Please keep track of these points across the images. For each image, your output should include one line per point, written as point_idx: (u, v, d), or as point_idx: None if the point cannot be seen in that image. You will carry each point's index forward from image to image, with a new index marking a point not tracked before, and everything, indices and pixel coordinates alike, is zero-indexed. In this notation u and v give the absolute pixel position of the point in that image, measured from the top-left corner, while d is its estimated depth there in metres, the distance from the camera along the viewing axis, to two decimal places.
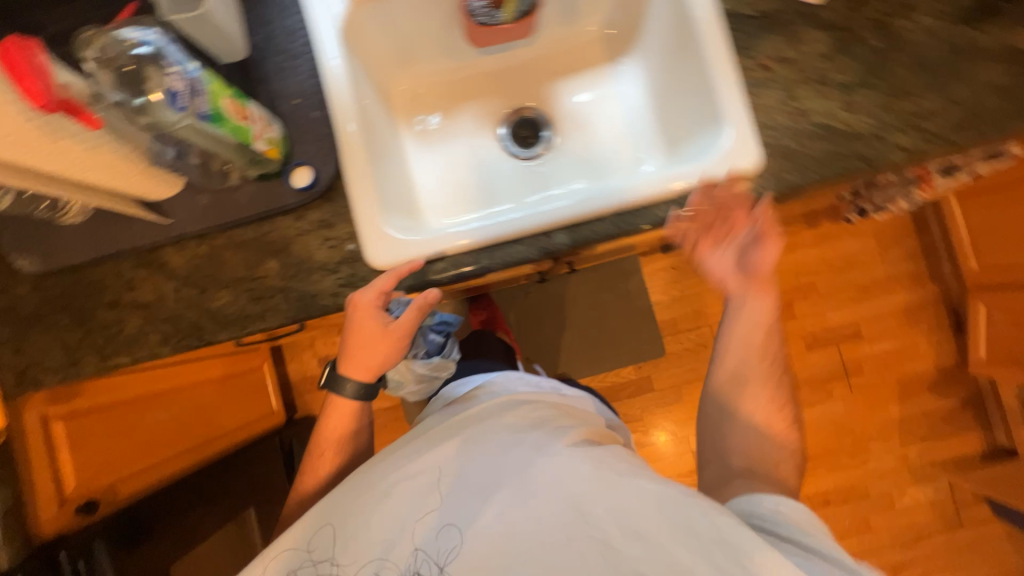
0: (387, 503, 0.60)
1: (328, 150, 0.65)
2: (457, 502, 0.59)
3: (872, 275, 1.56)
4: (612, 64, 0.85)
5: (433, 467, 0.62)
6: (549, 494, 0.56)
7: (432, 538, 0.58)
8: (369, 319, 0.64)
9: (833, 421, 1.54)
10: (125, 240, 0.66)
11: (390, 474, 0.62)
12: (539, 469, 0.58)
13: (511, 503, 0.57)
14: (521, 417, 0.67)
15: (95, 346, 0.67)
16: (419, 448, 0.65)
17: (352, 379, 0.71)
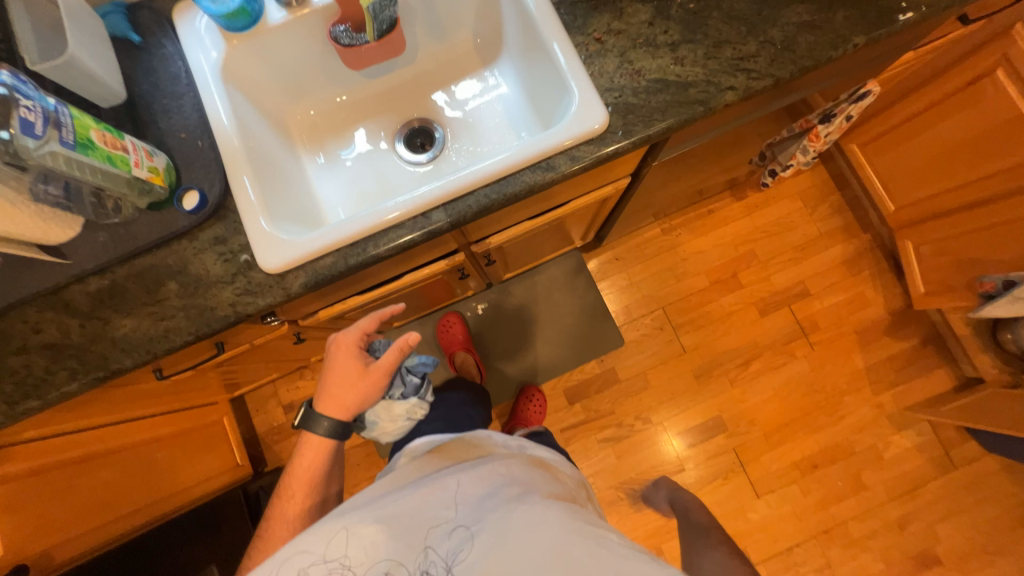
0: (374, 535, 0.61)
1: (214, 172, 0.71)
2: (441, 542, 0.61)
3: (806, 233, 1.62)
4: (487, 68, 0.93)
5: (421, 507, 0.65)
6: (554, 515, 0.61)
7: (444, 540, 0.61)
8: (351, 353, 0.81)
9: (802, 382, 1.54)
10: (28, 285, 0.69)
11: (382, 508, 0.64)
12: (522, 510, 0.62)
13: (523, 512, 0.61)
14: (505, 475, 0.72)
15: (5, 394, 0.68)
16: (409, 490, 0.68)
17: (329, 416, 0.78)
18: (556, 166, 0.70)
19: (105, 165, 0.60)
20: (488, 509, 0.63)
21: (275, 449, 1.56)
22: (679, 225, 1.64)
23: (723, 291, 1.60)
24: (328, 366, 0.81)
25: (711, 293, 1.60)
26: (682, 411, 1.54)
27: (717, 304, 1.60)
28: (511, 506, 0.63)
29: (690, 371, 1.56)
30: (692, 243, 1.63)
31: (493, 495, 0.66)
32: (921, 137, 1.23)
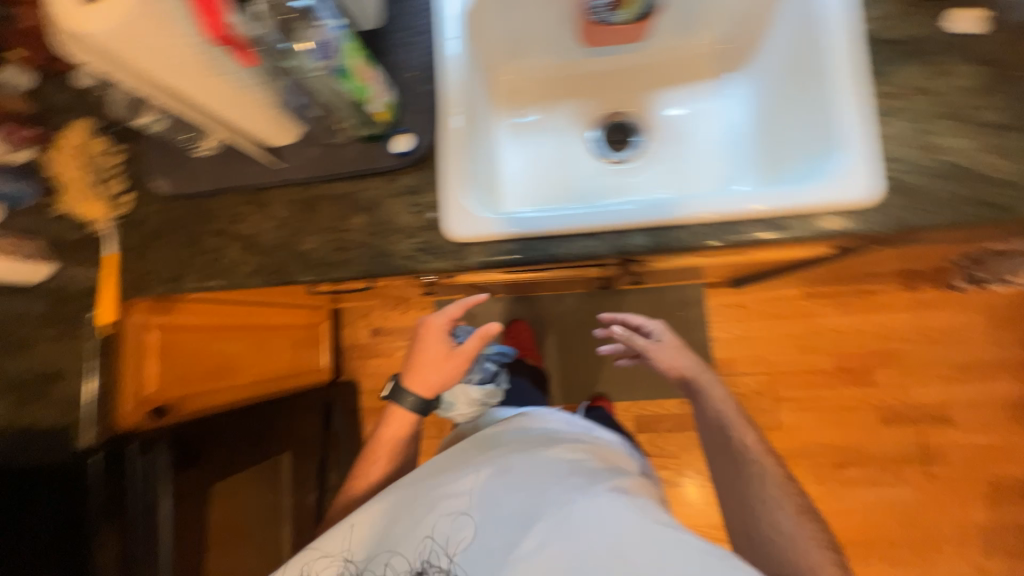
0: (427, 524, 0.69)
1: (430, 121, 0.69)
2: (496, 527, 0.67)
3: (974, 354, 1.39)
4: (720, 80, 0.83)
5: (474, 494, 0.70)
6: (584, 526, 0.62)
7: (469, 537, 0.67)
8: (437, 340, 0.85)
9: (899, 509, 1.37)
10: (243, 177, 0.73)
11: (431, 498, 0.71)
12: (572, 505, 0.64)
13: (552, 522, 0.63)
14: (557, 457, 0.74)
15: (198, 267, 0.74)
16: (459, 475, 0.73)
17: (413, 392, 0.87)
18: (791, 228, 0.61)
19: (352, 95, 0.60)
20: (540, 499, 0.67)
21: (352, 363, 1.67)
22: (824, 294, 1.46)
23: (846, 382, 1.43)
24: (416, 347, 0.87)
25: (832, 379, 1.44)
26: None
27: (833, 393, 1.44)
28: (560, 498, 0.66)
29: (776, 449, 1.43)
30: (832, 319, 1.45)
31: (541, 480, 0.70)
32: None
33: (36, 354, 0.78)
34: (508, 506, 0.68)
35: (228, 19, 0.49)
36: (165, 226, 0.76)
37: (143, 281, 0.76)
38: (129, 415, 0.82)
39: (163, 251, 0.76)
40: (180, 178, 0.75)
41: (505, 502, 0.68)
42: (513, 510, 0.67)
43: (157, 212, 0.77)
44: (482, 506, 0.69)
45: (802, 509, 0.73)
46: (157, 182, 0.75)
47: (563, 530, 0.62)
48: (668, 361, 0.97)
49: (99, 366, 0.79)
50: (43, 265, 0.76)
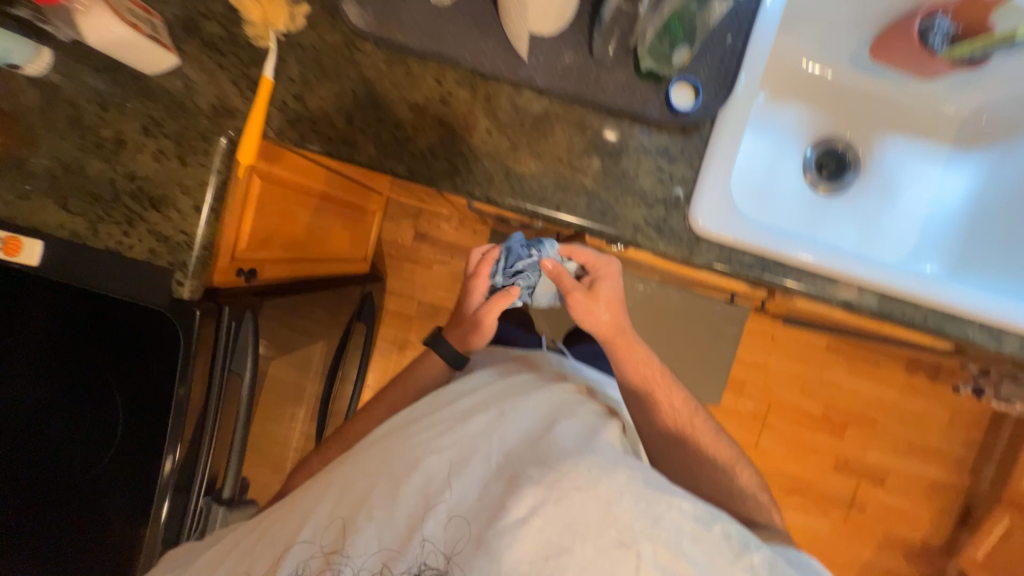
0: (388, 487, 0.55)
1: (720, 83, 0.59)
2: (470, 481, 0.55)
3: (927, 440, 1.62)
4: (953, 149, 0.80)
5: (452, 452, 0.57)
6: (588, 492, 0.52)
7: (445, 516, 0.53)
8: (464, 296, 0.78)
9: (814, 535, 1.64)
10: (469, 51, 0.59)
11: (397, 454, 0.58)
12: (568, 465, 0.53)
13: (540, 496, 0.51)
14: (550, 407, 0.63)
15: (379, 139, 0.61)
16: (430, 426, 0.60)
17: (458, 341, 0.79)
18: (1004, 342, 0.65)
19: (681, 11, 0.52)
20: (530, 455, 0.56)
21: (385, 261, 1.55)
22: (843, 353, 1.59)
23: (824, 429, 1.62)
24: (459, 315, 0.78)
25: (814, 424, 1.62)
26: None
27: (809, 435, 1.62)
28: (555, 454, 0.55)
29: None
30: (838, 375, 1.60)
31: (530, 433, 0.60)
32: None
33: (130, 163, 0.61)
34: (494, 463, 0.57)
35: None
36: (346, 69, 0.60)
37: (297, 125, 0.61)
38: (221, 269, 0.71)
39: (335, 100, 0.60)
40: (388, 19, 0.59)
41: (488, 459, 0.57)
42: (497, 467, 0.56)
43: (342, 46, 0.60)
44: (460, 466, 0.56)
45: None
46: (357, 9, 0.58)
47: (552, 499, 0.51)
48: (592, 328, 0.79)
49: (211, 208, 0.62)
50: (171, 55, 0.58)
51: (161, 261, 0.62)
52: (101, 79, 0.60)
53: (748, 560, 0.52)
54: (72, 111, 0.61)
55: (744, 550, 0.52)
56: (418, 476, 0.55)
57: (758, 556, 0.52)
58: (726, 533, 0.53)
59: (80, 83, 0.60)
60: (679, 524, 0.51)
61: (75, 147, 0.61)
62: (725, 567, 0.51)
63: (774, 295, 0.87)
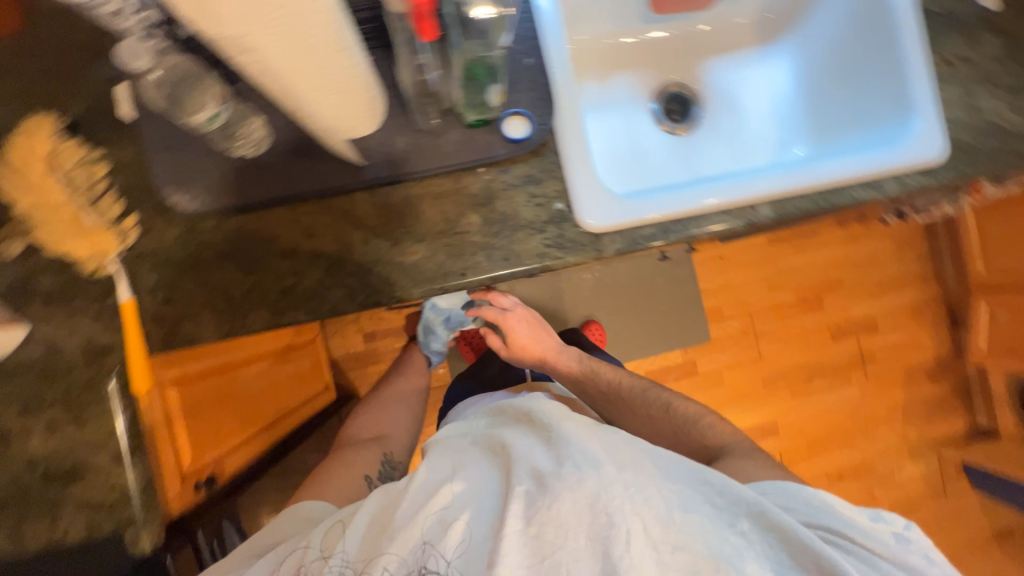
0: (403, 520, 0.58)
1: (542, 100, 0.62)
2: (486, 504, 0.57)
3: (890, 274, 1.74)
4: (762, 48, 0.87)
5: (457, 483, 0.60)
6: (579, 494, 0.51)
7: (459, 540, 0.54)
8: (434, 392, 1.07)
9: (848, 404, 1.71)
10: (308, 181, 0.58)
11: (413, 491, 0.60)
12: (563, 473, 0.54)
13: (538, 507, 0.52)
14: (542, 420, 0.65)
15: (267, 300, 0.59)
16: (445, 466, 0.63)
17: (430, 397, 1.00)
18: (885, 187, 0.69)
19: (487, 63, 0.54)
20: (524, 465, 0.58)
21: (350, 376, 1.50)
22: (784, 239, 1.68)
23: (806, 310, 1.69)
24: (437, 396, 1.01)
25: (796, 310, 1.69)
26: (745, 412, 1.65)
27: (798, 322, 1.69)
28: (553, 464, 0.56)
29: (760, 378, 1.67)
30: (791, 259, 1.68)
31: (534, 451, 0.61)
32: None
33: (23, 451, 0.56)
34: (494, 487, 0.58)
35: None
36: (202, 255, 0.58)
37: (181, 329, 0.58)
38: (178, 496, 0.65)
39: (206, 287, 0.58)
40: (218, 190, 0.57)
41: (490, 485, 0.59)
42: (497, 492, 0.57)
43: (184, 237, 0.58)
44: (467, 494, 0.58)
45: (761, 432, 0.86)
46: (179, 198, 0.57)
47: (546, 504, 0.52)
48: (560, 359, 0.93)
49: (132, 450, 0.58)
50: (14, 327, 0.54)
51: (104, 530, 0.57)
52: None
53: (735, 529, 0.52)
54: None
55: (735, 520, 0.52)
56: (436, 502, 0.58)
57: (751, 525, 0.52)
58: (718, 508, 0.53)
59: None
60: (670, 501, 0.51)
61: None
62: (711, 530, 0.50)
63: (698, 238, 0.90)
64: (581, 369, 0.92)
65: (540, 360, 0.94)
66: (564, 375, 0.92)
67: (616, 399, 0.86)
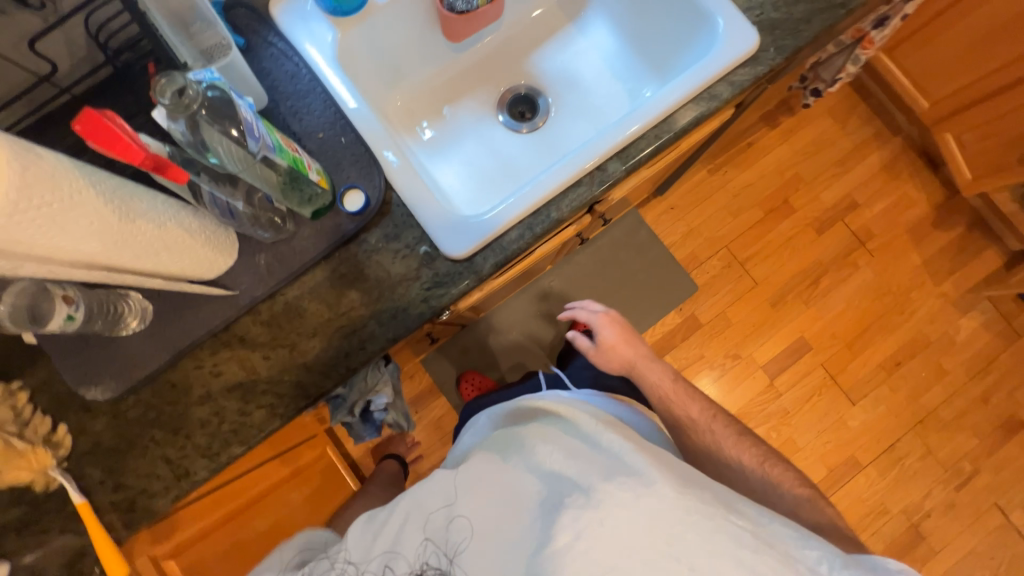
0: (437, 515, 0.60)
1: (369, 167, 0.66)
2: (529, 514, 0.57)
3: (843, 147, 1.67)
4: (575, 20, 0.90)
5: (499, 481, 0.60)
6: (646, 531, 0.51)
7: (498, 540, 0.57)
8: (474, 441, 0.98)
9: (869, 287, 1.61)
10: (196, 327, 0.62)
11: (453, 496, 0.60)
12: (629, 501, 0.52)
13: (595, 531, 0.52)
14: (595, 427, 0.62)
15: (201, 448, 0.62)
16: (488, 465, 0.61)
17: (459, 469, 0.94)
18: (720, 94, 0.71)
19: (290, 168, 0.55)
20: (577, 478, 0.56)
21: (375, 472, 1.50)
22: (723, 164, 1.64)
23: (779, 218, 1.63)
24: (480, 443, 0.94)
25: (769, 222, 1.63)
26: (768, 341, 1.57)
27: (777, 232, 1.62)
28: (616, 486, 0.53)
29: (767, 302, 1.60)
30: (740, 178, 1.64)
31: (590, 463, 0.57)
32: (957, 27, 1.31)
33: None
34: (541, 491, 0.58)
35: (139, 141, 0.40)
36: (133, 431, 0.62)
37: (139, 507, 0.61)
38: None
39: (146, 460, 0.62)
40: (121, 370, 0.61)
41: (534, 488, 0.58)
42: (546, 496, 0.57)
43: (112, 423, 0.62)
44: (508, 494, 0.59)
45: (760, 456, 0.76)
46: (92, 392, 0.61)
47: (601, 530, 0.52)
48: (649, 378, 0.81)
49: None
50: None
51: None
52: None
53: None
54: None
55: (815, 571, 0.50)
56: (478, 505, 0.59)
57: (834, 574, 0.50)
58: (800, 554, 0.51)
59: None
60: (733, 535, 0.51)
61: None
62: (773, 560, 0.50)
63: (599, 208, 0.89)
64: (675, 388, 0.81)
65: (630, 369, 0.83)
66: (652, 391, 0.81)
67: (703, 431, 0.78)
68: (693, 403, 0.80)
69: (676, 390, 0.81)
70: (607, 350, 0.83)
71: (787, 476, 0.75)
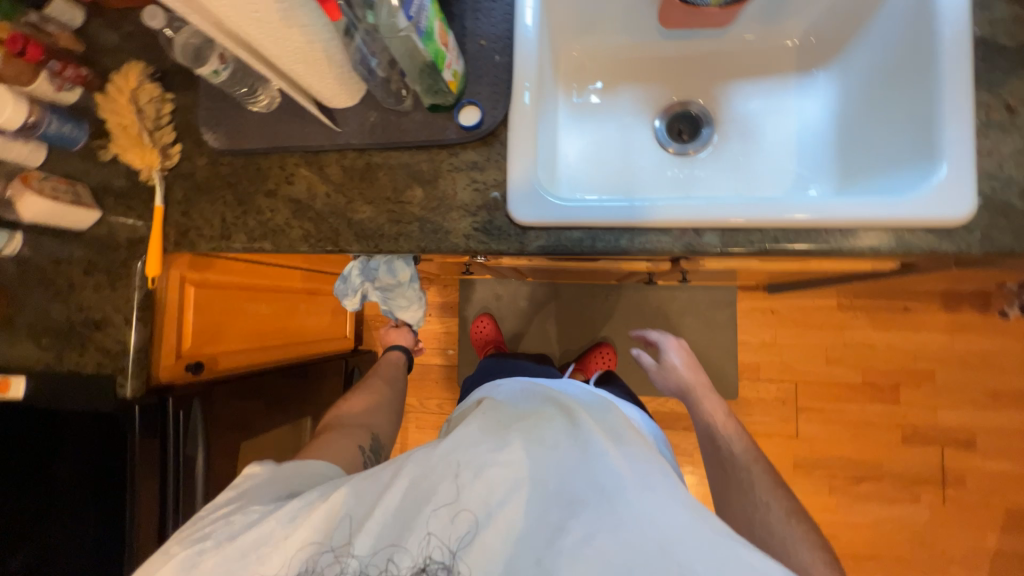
0: (441, 499, 0.55)
1: (500, 95, 0.66)
2: (533, 509, 0.53)
3: (1010, 382, 1.36)
4: (801, 75, 0.79)
5: (500, 470, 0.55)
6: (653, 540, 0.49)
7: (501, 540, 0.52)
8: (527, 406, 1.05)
9: (911, 527, 1.37)
10: (297, 138, 0.70)
11: (458, 473, 0.55)
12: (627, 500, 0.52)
13: (601, 527, 0.50)
14: (589, 420, 0.61)
15: (247, 227, 0.73)
16: (489, 444, 0.57)
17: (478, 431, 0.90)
18: (874, 241, 0.60)
19: (430, 60, 0.57)
20: (586, 479, 0.54)
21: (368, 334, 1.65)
22: (861, 307, 1.41)
23: (873, 397, 1.40)
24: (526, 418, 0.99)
25: (859, 394, 1.41)
26: None
27: (859, 408, 1.41)
28: (611, 479, 0.53)
29: (791, 458, 1.43)
30: (866, 333, 1.41)
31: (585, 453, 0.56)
32: None
33: (79, 299, 0.77)
34: (547, 483, 0.54)
35: None
36: (215, 182, 0.74)
37: (188, 237, 0.74)
38: (168, 368, 0.83)
39: (211, 208, 0.74)
40: (233, 133, 0.72)
41: (540, 481, 0.55)
42: (552, 489, 0.54)
43: (207, 166, 0.74)
44: (511, 481, 0.55)
45: (790, 509, 0.70)
46: (208, 136, 0.72)
47: (605, 530, 0.51)
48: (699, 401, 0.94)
49: (139, 317, 0.76)
50: (92, 210, 0.75)
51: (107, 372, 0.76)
52: (56, 243, 0.78)
53: None
54: (40, 273, 0.78)
55: None
56: (479, 493, 0.54)
57: None
58: None
59: (43, 251, 0.78)
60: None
61: (43, 299, 0.77)
62: None
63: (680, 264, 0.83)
64: (726, 422, 0.89)
65: (685, 392, 0.98)
66: (702, 416, 0.91)
67: (739, 467, 0.79)
68: (741, 436, 0.85)
69: (724, 426, 0.88)
70: (670, 368, 1.01)
71: (809, 536, 0.67)
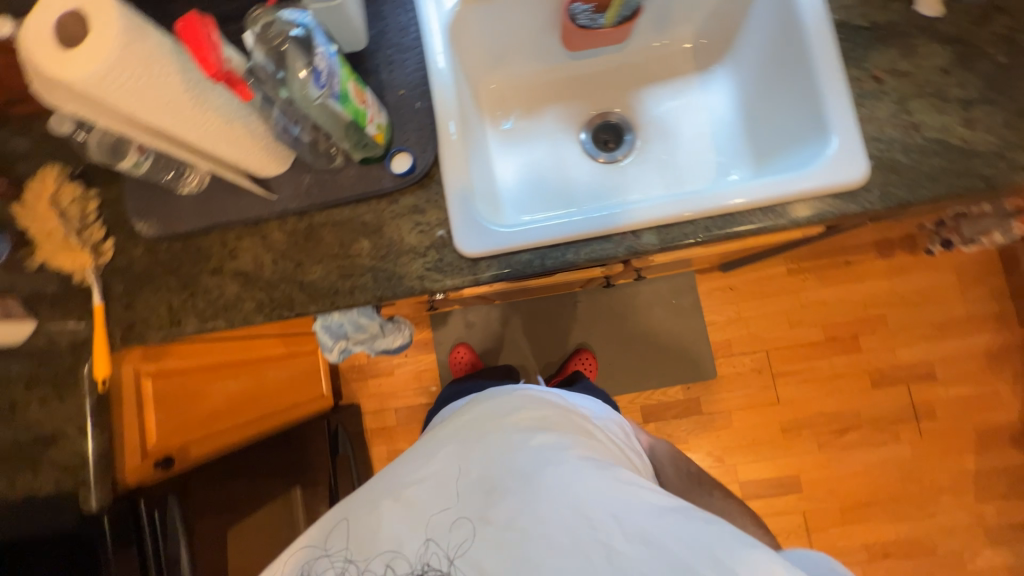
0: (424, 513, 0.62)
1: (427, 138, 0.69)
2: (504, 507, 0.61)
3: (951, 313, 1.47)
4: (702, 73, 0.85)
5: (473, 477, 0.63)
6: (609, 516, 0.58)
7: (479, 537, 0.60)
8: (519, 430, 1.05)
9: (899, 466, 1.44)
10: (234, 211, 0.70)
11: (436, 488, 0.63)
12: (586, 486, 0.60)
13: (563, 513, 0.59)
14: (548, 420, 0.69)
15: (199, 309, 0.71)
16: (461, 458, 0.65)
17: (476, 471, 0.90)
18: (792, 212, 0.65)
19: (351, 119, 0.59)
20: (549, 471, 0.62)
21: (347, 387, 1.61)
22: (809, 269, 1.50)
23: (838, 350, 1.48)
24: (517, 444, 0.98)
25: (824, 350, 1.49)
26: (759, 462, 1.47)
27: (827, 364, 1.48)
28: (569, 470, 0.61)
29: (778, 424, 1.48)
30: (818, 292, 1.50)
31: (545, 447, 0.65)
32: None
33: (24, 417, 0.73)
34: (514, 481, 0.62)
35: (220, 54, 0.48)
36: (155, 270, 0.72)
37: (134, 330, 0.72)
38: (136, 469, 0.78)
39: (155, 296, 0.72)
40: (167, 218, 0.71)
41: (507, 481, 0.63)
42: (518, 487, 0.62)
43: (144, 255, 0.73)
44: (482, 484, 0.63)
45: None
46: (141, 225, 0.71)
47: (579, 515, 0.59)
48: None
49: (94, 424, 0.73)
50: (26, 321, 0.71)
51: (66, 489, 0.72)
52: None
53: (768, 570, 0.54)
54: None
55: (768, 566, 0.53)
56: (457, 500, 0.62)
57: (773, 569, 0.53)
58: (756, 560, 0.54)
59: None
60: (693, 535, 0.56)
61: None
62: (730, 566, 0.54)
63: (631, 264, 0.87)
64: None
65: None
66: None
67: None
68: None
69: None
70: None
71: None
